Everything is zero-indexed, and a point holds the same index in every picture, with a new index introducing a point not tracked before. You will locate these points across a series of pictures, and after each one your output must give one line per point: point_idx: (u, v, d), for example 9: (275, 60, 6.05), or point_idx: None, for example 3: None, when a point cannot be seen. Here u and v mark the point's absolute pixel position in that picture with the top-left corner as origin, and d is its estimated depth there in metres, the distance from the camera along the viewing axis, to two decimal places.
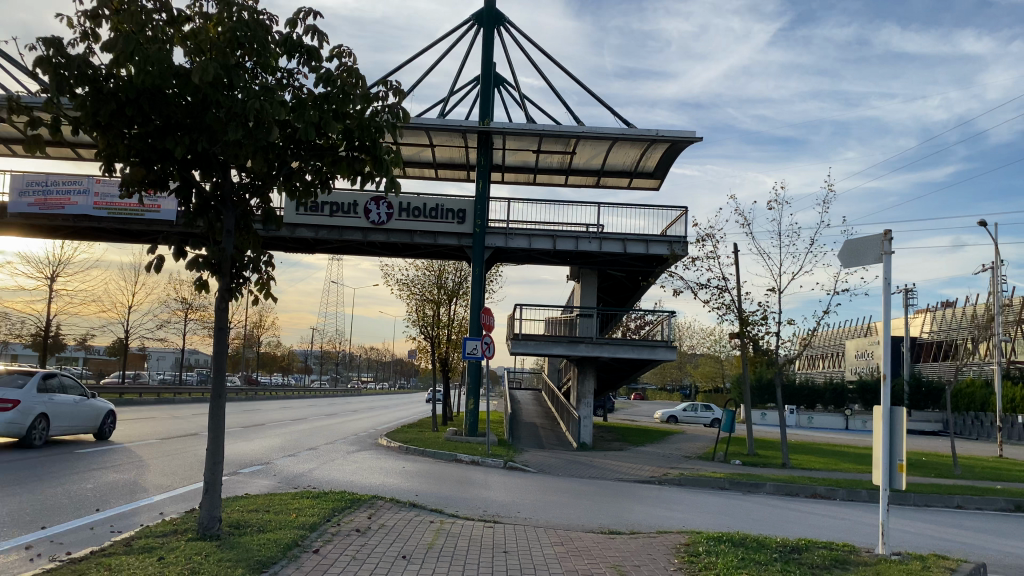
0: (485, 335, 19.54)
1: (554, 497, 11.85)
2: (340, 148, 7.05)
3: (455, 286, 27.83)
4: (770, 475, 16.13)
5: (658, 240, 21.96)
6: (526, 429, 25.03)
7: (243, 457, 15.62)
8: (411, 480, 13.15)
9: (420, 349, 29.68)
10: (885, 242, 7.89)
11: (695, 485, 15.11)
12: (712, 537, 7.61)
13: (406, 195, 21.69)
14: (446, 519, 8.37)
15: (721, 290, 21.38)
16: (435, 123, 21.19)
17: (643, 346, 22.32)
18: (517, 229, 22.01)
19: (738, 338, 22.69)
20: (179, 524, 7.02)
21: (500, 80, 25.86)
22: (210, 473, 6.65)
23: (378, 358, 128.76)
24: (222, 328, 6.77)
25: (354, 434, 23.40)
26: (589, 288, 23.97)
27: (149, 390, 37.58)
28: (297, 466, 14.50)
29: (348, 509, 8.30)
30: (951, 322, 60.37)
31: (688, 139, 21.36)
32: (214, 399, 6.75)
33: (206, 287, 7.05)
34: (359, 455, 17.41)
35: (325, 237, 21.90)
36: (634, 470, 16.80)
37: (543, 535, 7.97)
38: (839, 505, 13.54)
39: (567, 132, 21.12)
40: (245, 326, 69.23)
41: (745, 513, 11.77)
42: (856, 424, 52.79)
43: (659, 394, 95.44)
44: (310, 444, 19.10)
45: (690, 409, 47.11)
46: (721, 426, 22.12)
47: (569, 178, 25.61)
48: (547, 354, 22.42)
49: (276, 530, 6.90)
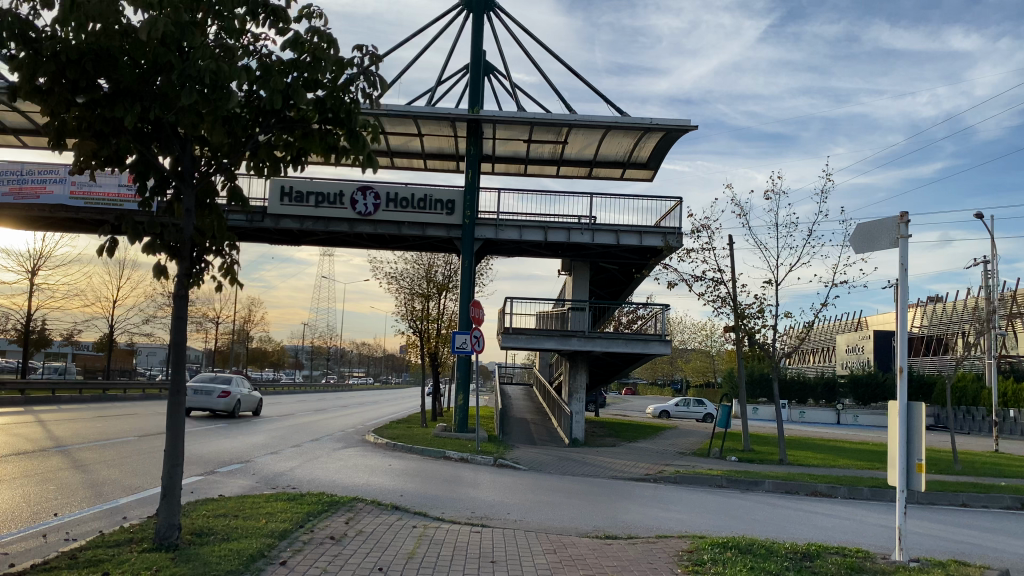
0: (475, 329, 18.96)
1: (544, 497, 11.29)
2: (313, 120, 6.49)
3: (444, 279, 27.24)
4: (768, 472, 15.60)
5: (652, 231, 21.43)
6: (516, 425, 24.54)
7: (223, 455, 15.01)
8: (395, 480, 12.60)
9: (410, 344, 29.09)
10: (901, 224, 7.33)
11: (692, 483, 14.59)
12: (717, 543, 7.08)
13: (394, 185, 21.02)
14: (431, 524, 7.79)
15: (716, 282, 20.83)
16: (423, 111, 20.52)
17: (636, 340, 21.76)
18: (507, 220, 21.41)
19: (733, 331, 22.13)
20: (137, 533, 6.45)
21: (490, 68, 25.28)
22: (168, 477, 6.07)
23: (369, 353, 128.31)
24: (182, 318, 6.18)
25: (340, 431, 22.83)
26: (582, 281, 23.43)
27: (133, 385, 36.86)
28: (278, 465, 13.95)
29: (324, 513, 7.73)
30: (943, 317, 60.07)
31: (682, 127, 20.80)
32: (174, 395, 6.15)
33: (165, 274, 6.45)
34: (344, 453, 16.85)
35: (310, 228, 21.28)
36: (628, 468, 16.24)
37: (534, 542, 7.43)
38: (842, 504, 13.03)
39: (559, 121, 20.53)
40: (233, 322, 68.67)
41: (746, 514, 11.24)
42: (847, 419, 52.51)
43: (651, 388, 95.21)
44: (294, 442, 18.53)
45: (683, 405, 46.57)
46: (717, 423, 21.56)
47: (561, 168, 25.04)
48: (539, 348, 21.85)
49: (242, 539, 6.33)
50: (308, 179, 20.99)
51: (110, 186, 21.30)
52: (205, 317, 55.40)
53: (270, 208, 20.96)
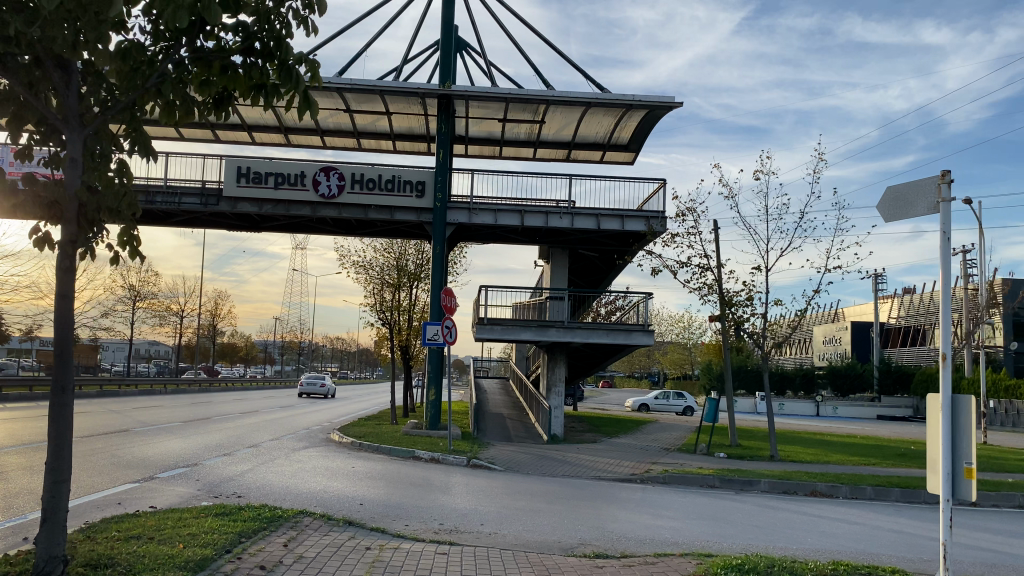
0: (447, 319, 17.70)
1: (522, 502, 10.16)
2: (234, 53, 5.35)
3: (416, 268, 26.05)
4: (762, 470, 14.53)
5: (634, 215, 20.31)
6: (492, 421, 23.46)
7: (168, 458, 13.71)
8: (357, 484, 11.35)
9: (381, 337, 27.79)
10: (943, 186, 6.17)
11: (682, 483, 13.50)
12: (729, 566, 5.93)
13: (359, 165, 19.67)
14: (388, 544, 6.60)
15: (703, 268, 19.70)
16: (390, 86, 19.23)
17: (618, 330, 20.62)
18: (482, 204, 20.18)
19: (718, 320, 21.07)
20: (13, 566, 5.16)
21: (462, 45, 24.00)
22: (49, 498, 4.85)
23: (344, 348, 127.04)
24: (66, 296, 4.91)
25: (304, 429, 21.55)
26: (560, 269, 22.30)
27: (90, 381, 35.36)
28: (228, 468, 12.67)
29: (261, 532, 6.56)
30: (920, 307, 59.91)
31: (666, 105, 19.64)
32: (57, 395, 4.86)
33: (48, 242, 5.20)
34: (304, 453, 15.61)
35: (270, 212, 19.92)
36: (610, 466, 15.13)
37: (510, 561, 6.31)
38: (846, 506, 12.03)
39: (536, 98, 19.33)
40: (199, 317, 67.21)
41: (743, 520, 10.20)
42: (826, 411, 51.92)
43: (627, 380, 94.69)
44: (251, 441, 17.25)
45: (662, 398, 45.60)
46: (703, 417, 20.50)
47: (538, 151, 23.87)
48: (515, 340, 20.62)
49: (144, 573, 5.04)
50: (266, 160, 19.62)
51: None
52: (169, 312, 53.98)
53: (225, 190, 19.62)
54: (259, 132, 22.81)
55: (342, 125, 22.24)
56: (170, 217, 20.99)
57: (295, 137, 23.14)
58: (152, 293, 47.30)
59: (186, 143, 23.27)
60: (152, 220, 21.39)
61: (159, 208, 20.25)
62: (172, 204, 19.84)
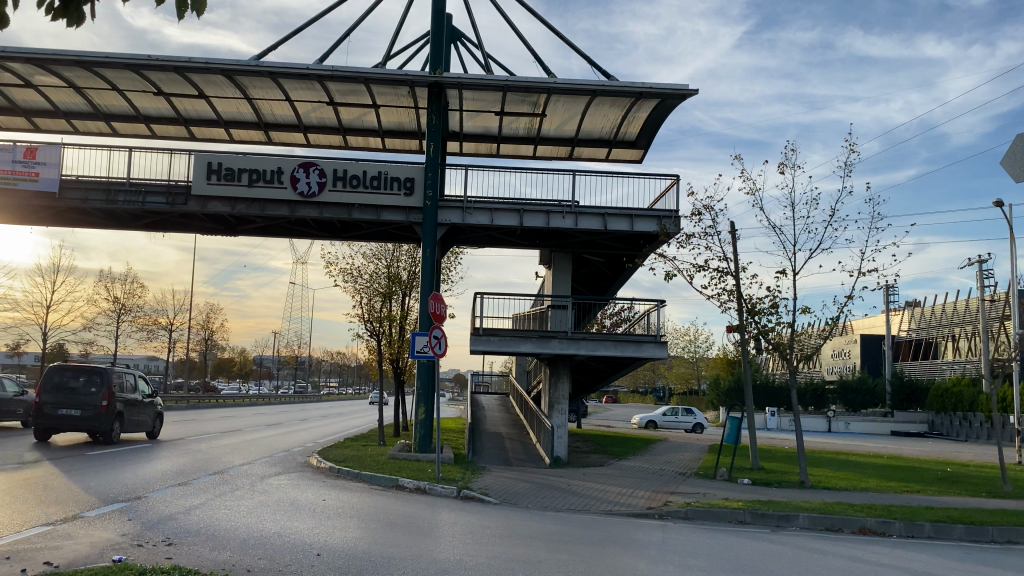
0: (435, 328, 15.74)
1: (518, 551, 8.28)
2: None
3: (408, 276, 24.21)
4: (798, 502, 12.61)
5: (644, 215, 18.49)
6: (489, 441, 21.50)
7: (111, 489, 11.86)
8: (324, 525, 9.47)
9: (370, 350, 25.83)
10: None
11: (706, 518, 11.60)
12: None
13: (341, 161, 17.87)
14: None
15: (722, 272, 17.78)
16: (376, 73, 17.41)
17: (627, 342, 18.72)
18: (476, 202, 18.34)
19: (737, 331, 19.18)
20: None
21: (456, 35, 22.26)
22: None
23: (342, 363, 125.16)
24: None
25: (283, 450, 19.61)
26: (563, 275, 20.47)
27: None
28: (173, 502, 10.82)
29: None
30: (931, 320, 57.99)
31: (681, 92, 17.77)
32: None
33: None
34: (273, 481, 13.73)
35: (244, 213, 18.12)
36: (623, 498, 13.13)
37: None
38: (902, 549, 10.12)
39: (537, 86, 17.52)
40: (191, 331, 65.51)
41: (789, 571, 8.26)
42: (838, 427, 49.84)
43: (630, 397, 92.49)
44: (217, 467, 15.31)
45: (670, 415, 43.71)
46: (724, 437, 18.53)
47: (538, 148, 22.09)
48: (513, 352, 18.73)
49: None
50: (240, 155, 17.88)
51: (4, 164, 18.29)
52: (159, 325, 52.23)
53: (194, 188, 17.84)
54: (236, 129, 21.06)
55: (325, 119, 20.51)
56: (139, 218, 19.24)
57: (276, 133, 21.40)
58: (138, 306, 45.51)
59: (159, 141, 21.56)
60: (117, 223, 19.62)
61: (124, 208, 18.50)
62: (136, 203, 18.10)
